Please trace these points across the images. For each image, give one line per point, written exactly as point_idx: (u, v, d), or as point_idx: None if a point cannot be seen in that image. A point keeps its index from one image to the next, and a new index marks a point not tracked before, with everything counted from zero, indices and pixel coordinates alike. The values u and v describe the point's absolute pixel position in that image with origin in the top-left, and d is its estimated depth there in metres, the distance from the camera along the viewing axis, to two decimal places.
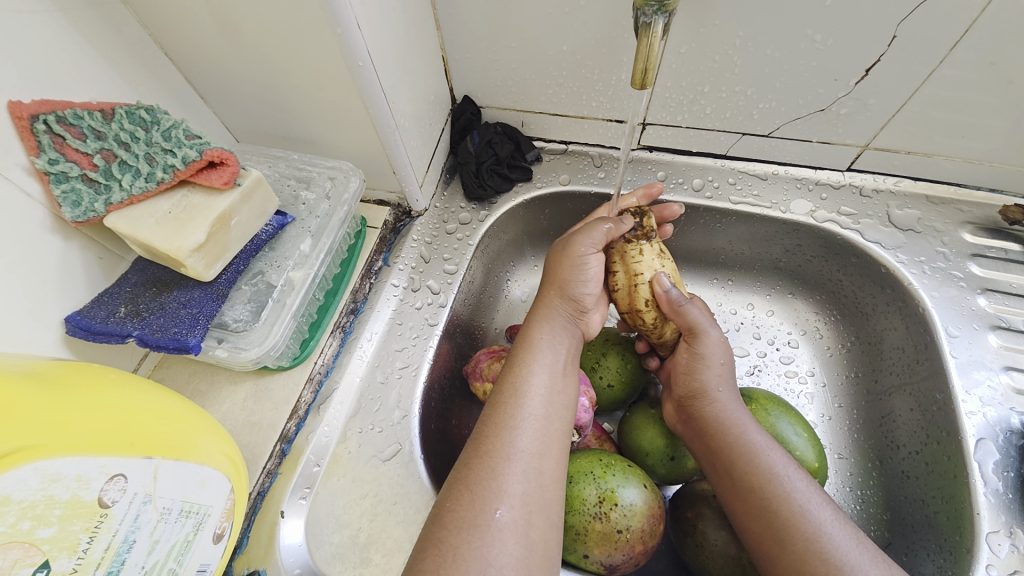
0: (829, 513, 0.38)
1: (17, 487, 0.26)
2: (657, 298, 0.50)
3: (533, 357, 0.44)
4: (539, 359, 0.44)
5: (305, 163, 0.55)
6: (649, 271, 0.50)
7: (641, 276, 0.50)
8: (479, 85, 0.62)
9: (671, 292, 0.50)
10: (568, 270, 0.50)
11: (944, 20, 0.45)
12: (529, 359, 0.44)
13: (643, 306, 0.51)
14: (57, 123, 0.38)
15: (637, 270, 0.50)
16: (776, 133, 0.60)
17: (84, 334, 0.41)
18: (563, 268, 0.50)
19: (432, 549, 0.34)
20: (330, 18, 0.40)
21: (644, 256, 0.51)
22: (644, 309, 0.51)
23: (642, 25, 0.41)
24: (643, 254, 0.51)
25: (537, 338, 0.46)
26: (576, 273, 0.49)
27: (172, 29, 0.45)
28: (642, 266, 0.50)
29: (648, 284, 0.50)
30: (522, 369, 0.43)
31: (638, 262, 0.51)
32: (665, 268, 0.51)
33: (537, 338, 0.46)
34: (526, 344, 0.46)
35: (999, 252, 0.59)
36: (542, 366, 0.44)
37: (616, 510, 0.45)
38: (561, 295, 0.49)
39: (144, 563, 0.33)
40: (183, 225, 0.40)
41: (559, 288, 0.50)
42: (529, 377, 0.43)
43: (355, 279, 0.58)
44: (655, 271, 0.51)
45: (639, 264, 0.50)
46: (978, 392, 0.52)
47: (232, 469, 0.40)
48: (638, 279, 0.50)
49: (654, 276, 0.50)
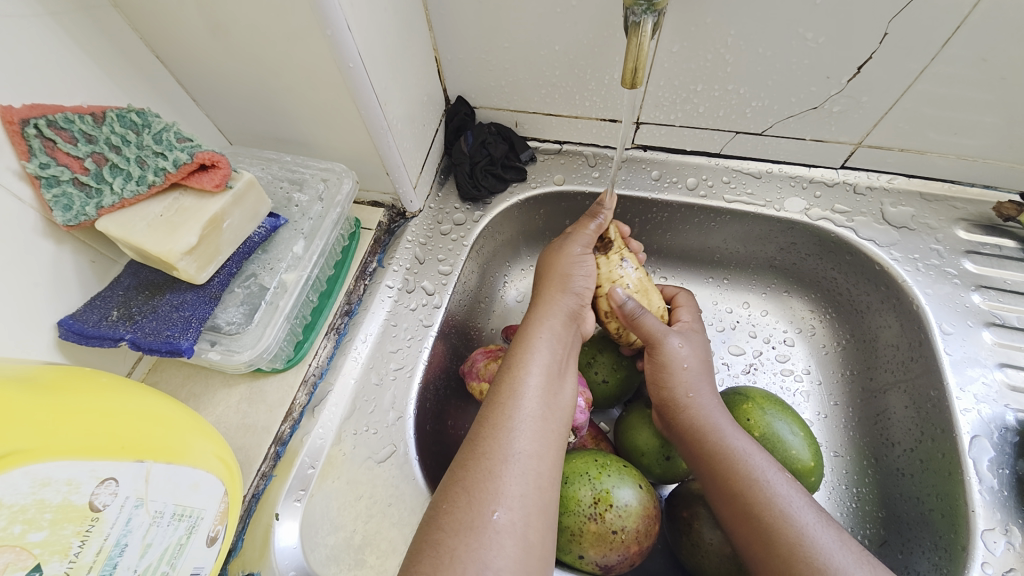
0: (812, 515, 0.39)
1: (7, 491, 0.26)
2: (614, 309, 0.51)
3: (532, 356, 0.44)
4: (539, 358, 0.44)
5: (298, 165, 0.55)
6: (607, 283, 0.52)
7: (599, 289, 0.52)
8: (473, 85, 0.62)
9: (626, 305, 0.50)
10: (568, 269, 0.50)
11: (935, 18, 0.45)
12: (527, 357, 0.44)
13: (605, 317, 0.52)
14: (48, 128, 0.38)
15: (595, 283, 0.52)
16: (769, 131, 0.60)
17: (76, 338, 0.41)
18: (563, 265, 0.51)
19: (429, 552, 0.34)
20: (320, 20, 0.40)
21: (599, 269, 0.52)
22: (606, 319, 0.52)
23: (632, 24, 0.41)
24: (599, 267, 0.52)
25: (536, 337, 0.46)
26: (573, 272, 0.50)
27: (163, 31, 0.45)
28: (599, 279, 0.52)
29: (606, 296, 0.52)
30: (521, 368, 0.43)
31: (595, 275, 0.52)
32: (625, 279, 0.52)
33: (535, 336, 0.46)
34: (524, 343, 0.46)
35: (993, 249, 0.59)
36: (540, 366, 0.44)
37: (611, 511, 0.45)
38: (560, 292, 0.49)
39: (137, 566, 0.33)
40: (174, 228, 0.40)
41: (558, 286, 0.50)
42: (527, 375, 0.43)
43: (349, 281, 0.58)
44: (612, 283, 0.51)
45: (597, 278, 0.52)
46: (973, 388, 0.52)
47: (225, 473, 0.40)
48: (597, 291, 0.52)
49: (610, 289, 0.51)
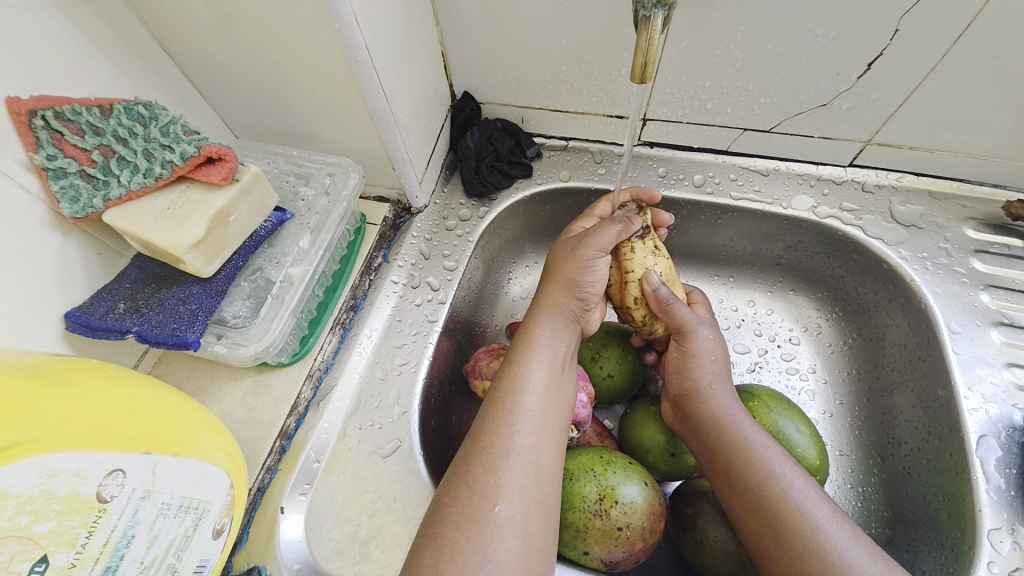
0: (827, 510, 0.38)
1: (15, 482, 0.26)
2: (646, 295, 0.51)
3: (532, 353, 0.44)
4: (539, 354, 0.44)
5: (304, 160, 0.55)
6: (640, 268, 0.51)
7: (632, 273, 0.51)
8: (479, 81, 0.62)
9: (660, 290, 0.50)
10: (574, 272, 0.48)
11: (946, 14, 0.44)
12: (528, 354, 0.44)
13: (632, 303, 0.51)
14: (55, 119, 0.38)
15: (627, 267, 0.51)
16: (777, 128, 0.59)
17: (83, 330, 0.41)
18: (569, 269, 0.48)
19: (432, 545, 0.33)
20: (328, 13, 0.40)
21: (635, 254, 0.51)
22: (634, 305, 0.51)
23: (642, 18, 0.41)
24: (635, 252, 0.51)
25: (537, 335, 0.46)
26: (583, 277, 0.48)
27: (169, 24, 0.45)
28: (633, 263, 0.51)
29: (639, 282, 0.51)
30: (522, 363, 0.43)
31: (629, 259, 0.51)
32: (657, 266, 0.52)
33: (536, 334, 0.46)
34: (525, 341, 0.46)
35: (1001, 248, 0.58)
36: (540, 362, 0.43)
37: (616, 507, 0.45)
38: (564, 295, 0.48)
39: (143, 558, 0.33)
40: (181, 221, 0.40)
41: (565, 288, 0.48)
42: (527, 371, 0.43)
43: (354, 276, 0.58)
44: (646, 269, 0.51)
45: (630, 262, 0.51)
46: (980, 388, 0.52)
47: (231, 466, 0.40)
48: (628, 276, 0.51)
49: (644, 274, 0.51)
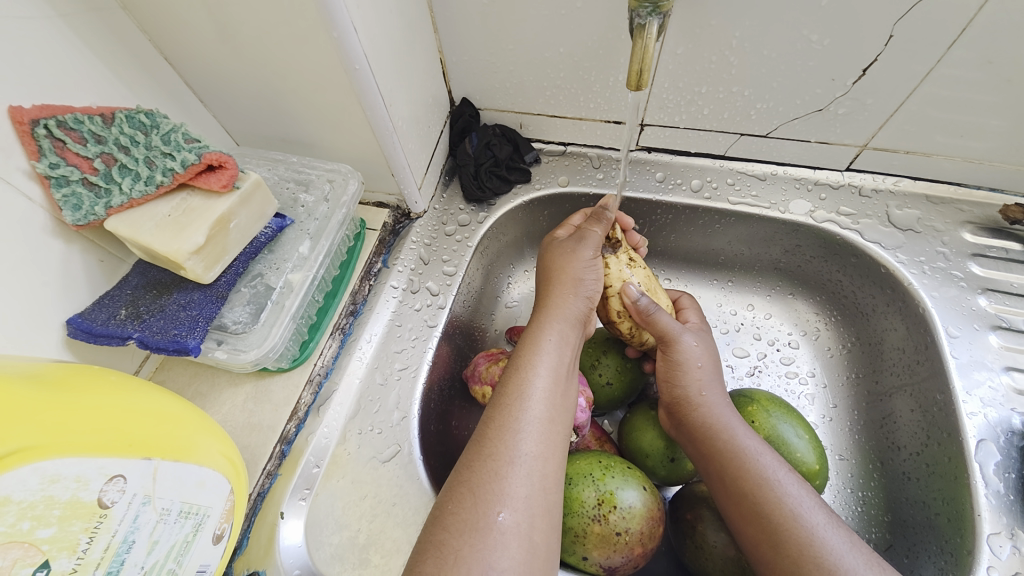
0: (823, 516, 0.38)
1: (16, 488, 0.27)
2: (628, 307, 0.51)
3: (541, 359, 0.44)
4: (547, 360, 0.44)
5: (304, 166, 0.56)
6: (619, 282, 0.52)
7: (610, 288, 0.52)
8: (476, 87, 0.62)
9: (640, 302, 0.51)
10: (579, 271, 0.50)
11: (940, 20, 0.45)
12: (536, 359, 0.44)
13: (616, 317, 0.52)
14: (58, 128, 0.38)
15: (606, 282, 0.52)
16: (774, 133, 0.60)
17: (85, 337, 0.41)
18: (574, 267, 0.50)
19: (435, 552, 0.34)
20: (326, 22, 0.40)
21: (611, 268, 0.52)
22: (618, 320, 0.52)
23: (637, 26, 0.42)
24: (611, 266, 0.52)
25: (545, 339, 0.45)
26: (585, 276, 0.50)
27: (169, 33, 0.45)
28: (611, 278, 0.52)
29: (618, 295, 0.51)
30: (530, 369, 0.43)
31: (606, 274, 0.52)
32: (636, 277, 0.52)
33: (544, 338, 0.46)
34: (532, 345, 0.45)
35: (999, 252, 0.58)
36: (548, 368, 0.43)
37: (615, 512, 0.45)
38: (571, 296, 0.48)
39: (143, 563, 0.33)
40: (181, 228, 0.40)
41: (569, 288, 0.49)
42: (536, 377, 0.42)
43: (354, 281, 0.59)
44: (624, 281, 0.52)
45: (607, 277, 0.52)
46: (979, 392, 0.52)
47: (231, 471, 0.40)
48: (608, 290, 0.52)
49: (623, 287, 0.51)
